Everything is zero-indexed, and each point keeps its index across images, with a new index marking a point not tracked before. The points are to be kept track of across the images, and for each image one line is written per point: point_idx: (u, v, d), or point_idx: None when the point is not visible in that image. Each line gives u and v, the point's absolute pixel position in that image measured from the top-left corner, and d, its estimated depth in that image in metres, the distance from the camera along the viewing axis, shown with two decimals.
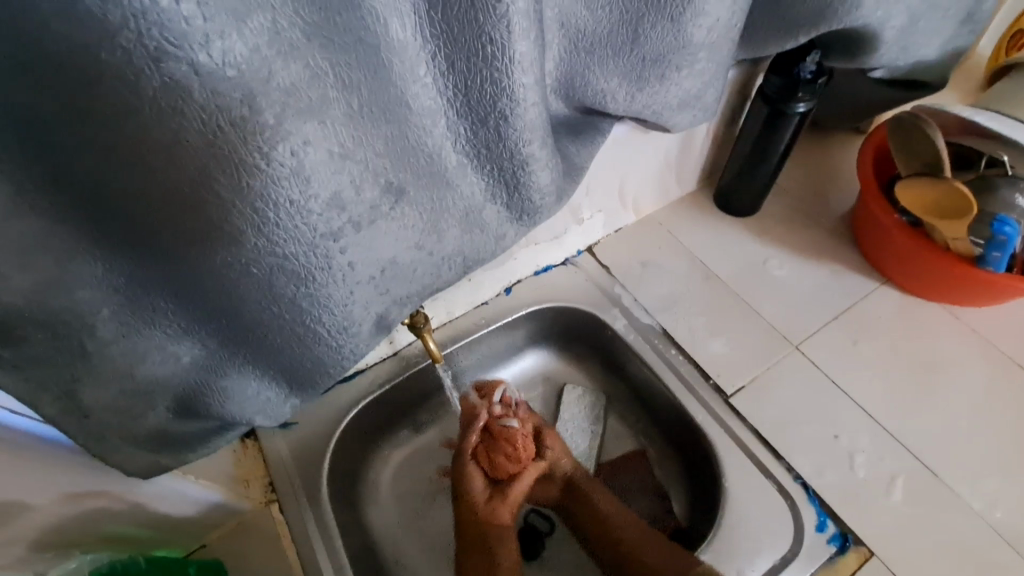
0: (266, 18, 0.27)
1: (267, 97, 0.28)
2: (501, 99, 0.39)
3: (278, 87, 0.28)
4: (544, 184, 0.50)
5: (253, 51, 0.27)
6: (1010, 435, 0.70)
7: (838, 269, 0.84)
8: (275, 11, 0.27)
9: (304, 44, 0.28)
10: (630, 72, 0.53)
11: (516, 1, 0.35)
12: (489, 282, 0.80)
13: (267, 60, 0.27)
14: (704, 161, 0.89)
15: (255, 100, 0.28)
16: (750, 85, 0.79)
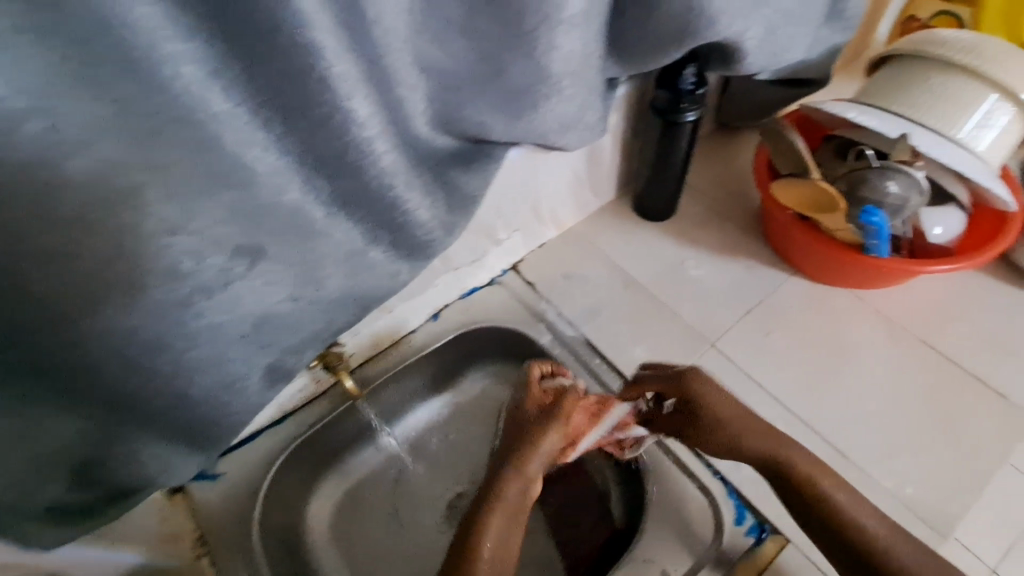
0: (45, 122, 0.28)
1: (64, 193, 0.30)
2: (349, 151, 0.41)
3: (75, 183, 0.31)
4: (420, 218, 0.53)
5: (36, 154, 0.28)
6: (917, 409, 0.73)
7: (750, 264, 0.88)
8: (55, 115, 0.28)
9: (98, 136, 0.30)
10: (500, 106, 0.55)
11: (335, 64, 0.36)
12: (413, 311, 0.82)
13: (56, 159, 0.29)
14: (616, 172, 0.92)
15: (52, 197, 0.30)
16: (646, 98, 0.82)
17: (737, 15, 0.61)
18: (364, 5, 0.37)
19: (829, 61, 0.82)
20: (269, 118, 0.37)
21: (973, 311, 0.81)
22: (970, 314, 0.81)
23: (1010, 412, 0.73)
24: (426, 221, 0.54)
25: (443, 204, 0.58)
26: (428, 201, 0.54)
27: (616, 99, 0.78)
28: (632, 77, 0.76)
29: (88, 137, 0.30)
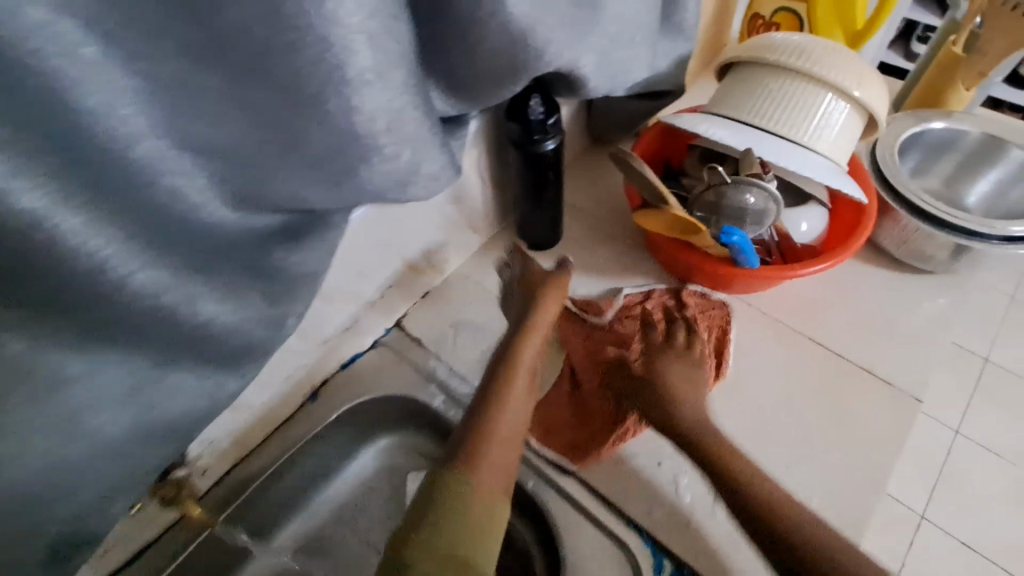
0: None
1: None
2: (83, 277, 0.36)
3: None
4: (208, 315, 0.45)
5: None
6: (817, 409, 0.73)
7: (639, 282, 0.85)
8: None
9: None
10: (311, 179, 0.47)
11: (16, 189, 0.31)
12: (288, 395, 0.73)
13: None
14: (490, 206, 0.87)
15: None
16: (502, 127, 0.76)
17: (564, 45, 0.57)
18: (64, 116, 0.32)
19: (679, 71, 0.81)
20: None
21: (851, 299, 0.82)
22: (849, 303, 0.82)
23: (897, 398, 0.73)
24: (223, 321, 0.46)
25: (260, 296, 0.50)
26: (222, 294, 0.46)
27: (469, 137, 0.72)
28: (482, 111, 0.71)
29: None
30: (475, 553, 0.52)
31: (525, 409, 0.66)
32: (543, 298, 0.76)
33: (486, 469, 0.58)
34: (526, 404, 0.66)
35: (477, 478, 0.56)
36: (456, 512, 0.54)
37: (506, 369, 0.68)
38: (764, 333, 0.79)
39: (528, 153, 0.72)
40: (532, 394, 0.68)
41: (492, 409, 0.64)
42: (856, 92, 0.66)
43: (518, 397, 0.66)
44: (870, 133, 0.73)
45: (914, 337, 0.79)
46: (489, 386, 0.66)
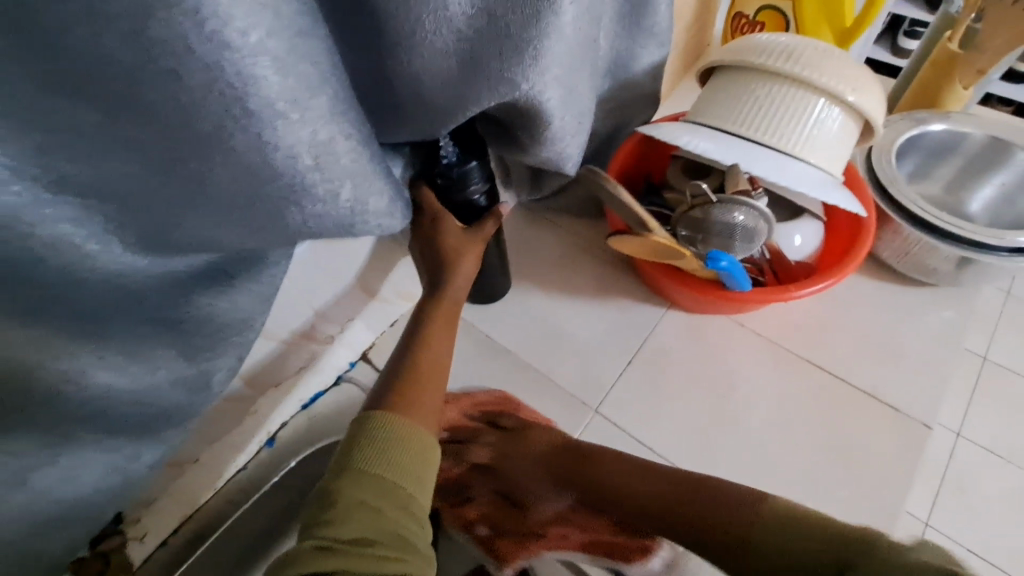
0: None
1: None
2: None
3: None
4: (103, 382, 0.40)
5: None
6: (820, 444, 0.68)
7: (624, 304, 0.79)
8: None
9: None
10: (226, 220, 0.42)
11: None
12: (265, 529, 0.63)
13: None
14: None
15: None
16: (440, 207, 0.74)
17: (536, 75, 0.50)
18: None
19: (651, 80, 0.75)
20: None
21: (849, 316, 0.76)
22: (848, 320, 0.76)
23: (903, 422, 0.69)
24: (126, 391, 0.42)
25: (174, 354, 0.45)
26: (125, 356, 0.41)
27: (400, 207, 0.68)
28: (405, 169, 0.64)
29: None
30: (395, 506, 0.47)
31: (449, 307, 0.62)
32: (460, 255, 0.62)
33: (418, 407, 0.54)
34: (447, 316, 0.62)
35: (406, 409, 0.53)
36: (385, 454, 0.49)
37: (439, 313, 0.61)
38: (758, 357, 0.74)
39: (455, 201, 0.64)
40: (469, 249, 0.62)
41: (412, 359, 0.58)
42: (850, 97, 0.60)
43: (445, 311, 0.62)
44: (866, 139, 0.67)
45: (918, 357, 0.73)
46: (415, 323, 0.61)
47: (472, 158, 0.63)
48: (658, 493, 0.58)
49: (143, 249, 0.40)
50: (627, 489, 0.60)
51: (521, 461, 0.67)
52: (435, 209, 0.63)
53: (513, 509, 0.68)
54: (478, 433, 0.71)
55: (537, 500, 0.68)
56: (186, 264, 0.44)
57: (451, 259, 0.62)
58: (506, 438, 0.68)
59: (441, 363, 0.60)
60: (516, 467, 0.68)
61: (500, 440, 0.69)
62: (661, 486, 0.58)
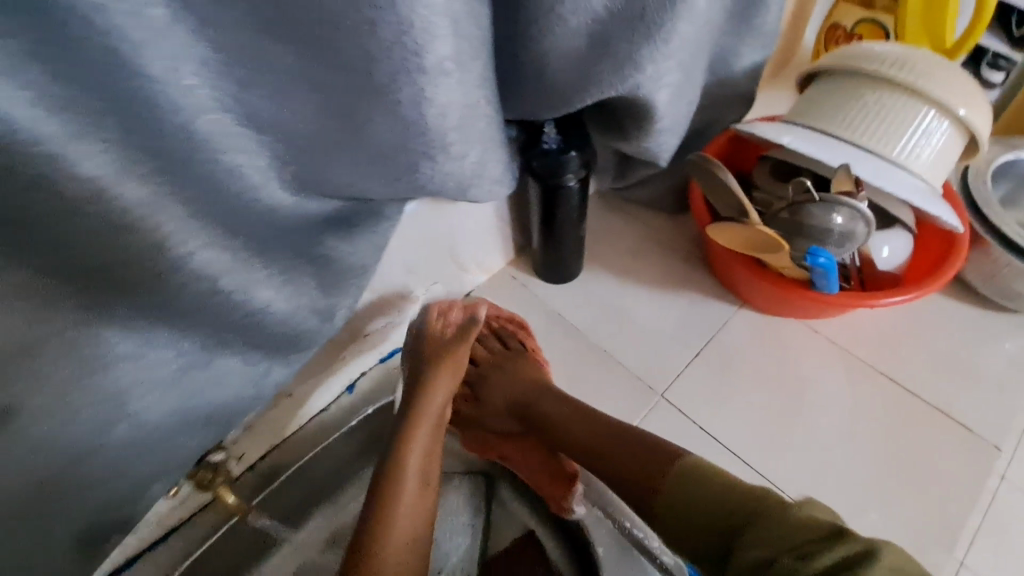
0: None
1: None
2: (132, 243, 0.34)
3: None
4: (260, 301, 0.43)
5: None
6: (883, 451, 0.68)
7: (695, 299, 0.81)
8: None
9: None
10: (371, 168, 0.45)
11: (59, 142, 0.28)
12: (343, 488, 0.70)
13: None
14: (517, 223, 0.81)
15: None
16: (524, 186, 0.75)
17: (660, 59, 0.52)
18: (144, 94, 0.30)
19: (747, 81, 0.76)
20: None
21: (921, 332, 0.76)
22: (923, 338, 0.76)
23: (971, 444, 0.68)
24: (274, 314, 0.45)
25: (313, 284, 0.48)
26: (280, 277, 0.44)
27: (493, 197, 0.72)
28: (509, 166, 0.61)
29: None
30: None
31: (433, 409, 0.61)
32: (433, 365, 0.63)
33: (382, 553, 0.50)
34: (432, 417, 0.60)
35: (398, 511, 0.53)
36: None
37: (414, 428, 0.59)
38: (828, 361, 0.74)
39: (550, 184, 0.65)
40: (436, 369, 0.63)
41: (382, 500, 0.53)
42: (958, 109, 0.60)
43: (434, 414, 0.61)
44: (971, 155, 0.66)
45: (992, 379, 0.73)
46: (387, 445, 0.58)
47: (572, 148, 0.62)
48: (589, 434, 0.59)
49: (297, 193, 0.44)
50: (572, 432, 0.60)
51: (505, 386, 0.69)
52: (430, 350, 0.65)
53: (471, 401, 0.72)
54: (486, 338, 0.74)
55: (495, 416, 0.70)
56: (325, 206, 0.48)
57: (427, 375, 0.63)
58: (509, 358, 0.72)
59: (431, 454, 0.58)
60: (499, 386, 0.70)
61: (502, 358, 0.72)
62: (597, 433, 0.58)
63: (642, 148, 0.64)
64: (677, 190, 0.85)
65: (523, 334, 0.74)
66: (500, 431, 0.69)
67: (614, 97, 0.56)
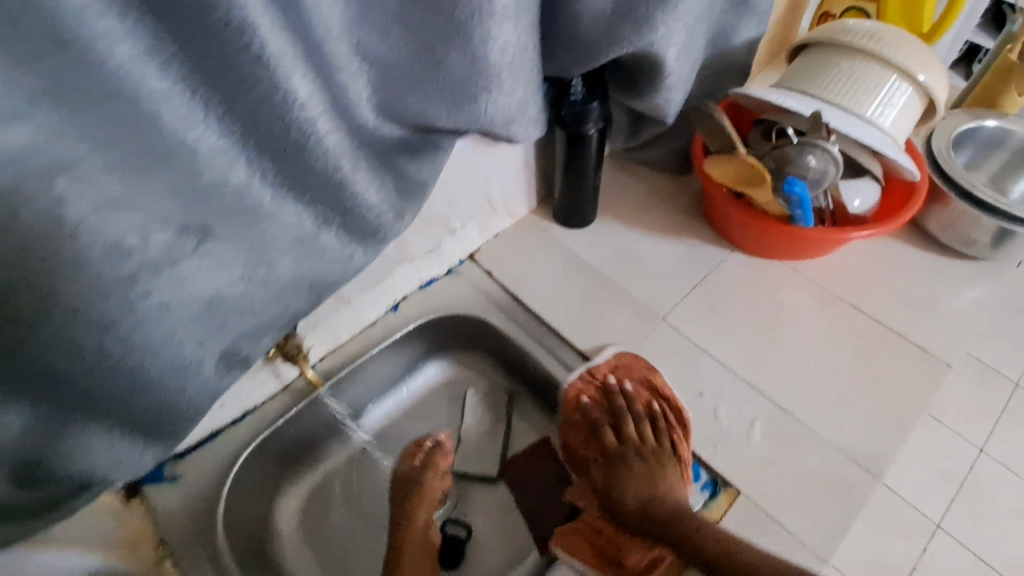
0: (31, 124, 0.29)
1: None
2: (292, 132, 0.43)
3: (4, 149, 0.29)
4: (366, 198, 0.54)
5: None
6: (852, 368, 0.79)
7: (694, 243, 0.92)
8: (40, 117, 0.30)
9: (34, 109, 0.29)
10: (440, 98, 0.57)
11: (280, 50, 0.37)
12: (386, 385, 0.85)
13: None
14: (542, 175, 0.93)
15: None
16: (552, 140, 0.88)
17: (671, 22, 0.64)
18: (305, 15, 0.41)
19: (744, 54, 0.88)
20: (213, 114, 0.39)
21: (888, 275, 0.88)
22: (889, 280, 0.88)
23: (930, 361, 0.80)
24: (372, 208, 0.56)
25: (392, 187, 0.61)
26: (376, 179, 0.55)
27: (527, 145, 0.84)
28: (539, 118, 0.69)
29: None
30: None
31: (426, 503, 0.76)
32: (417, 502, 0.75)
33: None
34: (427, 503, 0.76)
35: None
36: None
37: (401, 541, 0.72)
38: (807, 297, 0.86)
39: (573, 133, 0.77)
40: (419, 473, 0.77)
41: None
42: (918, 76, 0.73)
43: (428, 501, 0.76)
44: (930, 117, 0.79)
45: (946, 314, 0.85)
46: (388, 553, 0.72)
47: (595, 99, 0.74)
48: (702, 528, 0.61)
49: (381, 116, 0.57)
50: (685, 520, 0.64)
51: (635, 481, 0.72)
52: (411, 472, 0.78)
53: (603, 473, 0.75)
54: (644, 419, 0.76)
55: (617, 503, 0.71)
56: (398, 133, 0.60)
57: (414, 498, 0.75)
58: (655, 452, 0.73)
59: (426, 530, 0.74)
60: (631, 481, 0.72)
61: (649, 448, 0.74)
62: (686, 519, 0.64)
63: (654, 104, 0.76)
64: (682, 151, 0.97)
65: (678, 435, 0.73)
66: (601, 528, 0.70)
67: (632, 54, 0.68)
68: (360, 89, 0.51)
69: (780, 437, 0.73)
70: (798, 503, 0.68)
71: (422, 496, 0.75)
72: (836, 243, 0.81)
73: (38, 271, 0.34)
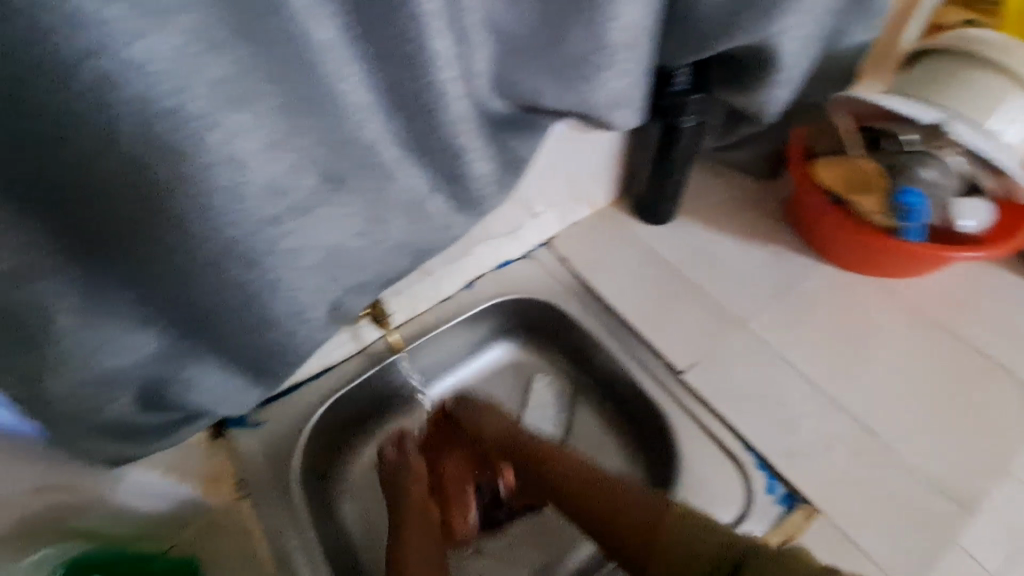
0: (225, 57, 0.31)
1: (197, 91, 0.30)
2: (427, 94, 0.43)
3: (206, 81, 0.30)
4: (477, 172, 0.54)
5: (179, 49, 0.29)
6: (943, 395, 0.75)
7: (780, 251, 0.89)
8: (231, 50, 0.31)
9: (229, 43, 0.31)
10: (555, 75, 0.57)
11: (432, 5, 0.38)
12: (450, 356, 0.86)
13: (194, 57, 0.30)
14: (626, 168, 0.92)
15: (185, 93, 0.30)
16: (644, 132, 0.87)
17: (792, 14, 0.62)
18: None
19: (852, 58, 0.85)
20: (363, 66, 0.40)
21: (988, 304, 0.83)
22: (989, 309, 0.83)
23: None
24: (485, 178, 0.56)
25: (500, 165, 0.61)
26: (490, 154, 0.55)
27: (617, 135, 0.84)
28: (641, 107, 0.67)
29: (195, 56, 0.30)
30: None
31: (415, 501, 0.66)
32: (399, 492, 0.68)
33: None
34: (416, 502, 0.66)
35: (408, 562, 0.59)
36: None
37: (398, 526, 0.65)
38: (899, 317, 0.82)
39: (669, 124, 0.76)
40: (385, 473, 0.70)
41: None
42: None
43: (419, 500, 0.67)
44: None
45: None
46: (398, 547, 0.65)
47: (696, 90, 0.73)
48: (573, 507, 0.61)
49: (495, 89, 0.57)
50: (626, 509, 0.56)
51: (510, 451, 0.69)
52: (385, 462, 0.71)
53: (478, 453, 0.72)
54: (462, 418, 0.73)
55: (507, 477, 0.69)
56: (505, 108, 0.60)
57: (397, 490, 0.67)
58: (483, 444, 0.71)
59: (423, 521, 0.64)
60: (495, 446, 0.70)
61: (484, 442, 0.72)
62: (644, 502, 0.55)
63: (758, 101, 0.74)
64: (773, 154, 0.93)
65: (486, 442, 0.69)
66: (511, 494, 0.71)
67: (746, 46, 0.66)
68: (484, 58, 0.52)
69: (863, 453, 0.71)
70: (880, 528, 0.66)
71: (423, 509, 0.66)
72: (938, 263, 0.79)
73: (196, 199, 0.34)
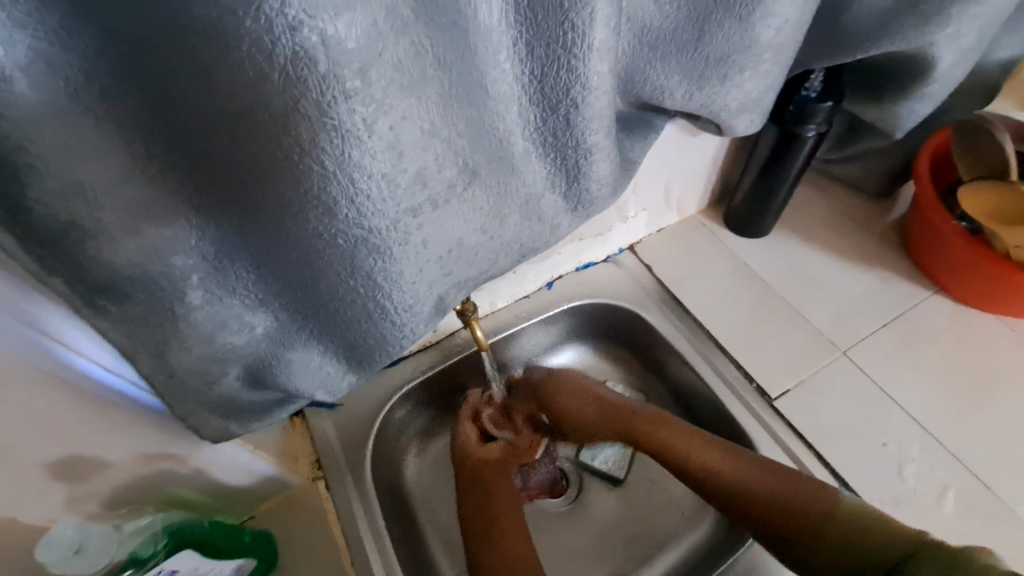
0: (408, 42, 0.31)
1: (378, 69, 0.30)
2: (575, 86, 0.40)
3: (388, 62, 0.30)
4: (602, 174, 0.50)
5: (371, 26, 0.28)
6: None
7: (887, 277, 0.83)
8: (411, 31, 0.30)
9: (412, 22, 0.30)
10: (690, 74, 0.52)
11: None
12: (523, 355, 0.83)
13: (381, 35, 0.29)
14: (724, 175, 0.86)
15: (368, 71, 0.29)
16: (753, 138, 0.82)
17: (956, 21, 0.56)
18: None
19: (996, 74, 0.76)
20: (516, 54, 0.38)
21: None
22: None
23: None
24: (607, 180, 0.51)
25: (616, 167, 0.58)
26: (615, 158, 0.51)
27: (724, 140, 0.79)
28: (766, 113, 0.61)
29: (381, 35, 0.29)
30: None
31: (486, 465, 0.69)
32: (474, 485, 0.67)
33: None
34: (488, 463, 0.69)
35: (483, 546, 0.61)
36: None
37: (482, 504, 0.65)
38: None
39: (788, 132, 0.70)
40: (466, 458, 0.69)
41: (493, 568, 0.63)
42: None
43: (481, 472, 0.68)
44: None
45: None
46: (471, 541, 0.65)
47: (829, 98, 0.68)
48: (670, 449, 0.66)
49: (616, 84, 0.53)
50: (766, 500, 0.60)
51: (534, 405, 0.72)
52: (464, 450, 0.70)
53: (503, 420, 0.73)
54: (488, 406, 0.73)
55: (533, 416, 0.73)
56: (621, 105, 0.56)
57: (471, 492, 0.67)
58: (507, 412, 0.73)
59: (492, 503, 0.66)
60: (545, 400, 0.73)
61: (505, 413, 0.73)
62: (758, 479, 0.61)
63: (893, 113, 0.68)
64: (887, 172, 0.86)
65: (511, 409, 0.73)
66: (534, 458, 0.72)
67: (893, 53, 0.61)
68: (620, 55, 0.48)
69: (977, 510, 0.65)
70: None
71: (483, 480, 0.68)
72: None
73: (352, 182, 0.33)
